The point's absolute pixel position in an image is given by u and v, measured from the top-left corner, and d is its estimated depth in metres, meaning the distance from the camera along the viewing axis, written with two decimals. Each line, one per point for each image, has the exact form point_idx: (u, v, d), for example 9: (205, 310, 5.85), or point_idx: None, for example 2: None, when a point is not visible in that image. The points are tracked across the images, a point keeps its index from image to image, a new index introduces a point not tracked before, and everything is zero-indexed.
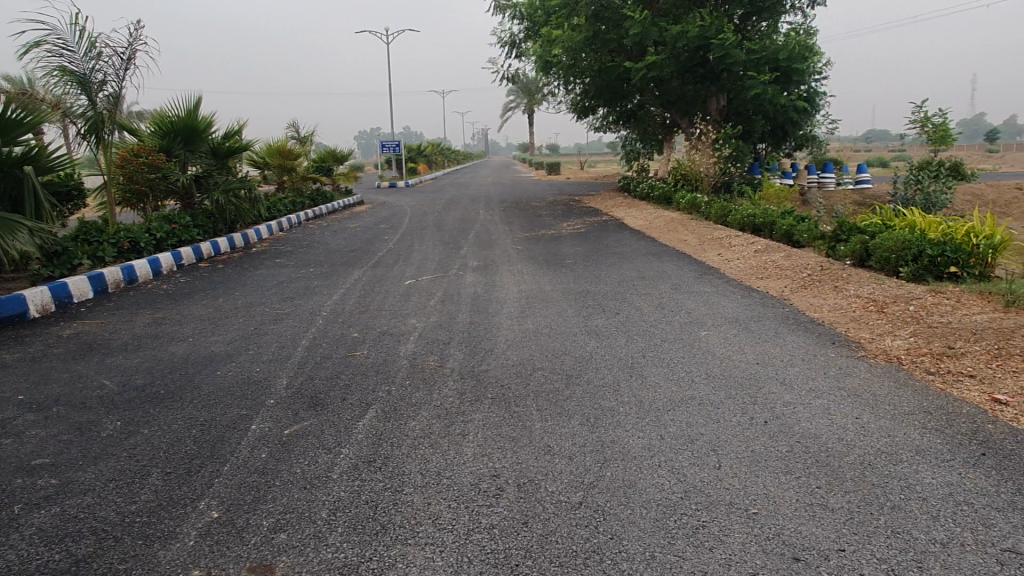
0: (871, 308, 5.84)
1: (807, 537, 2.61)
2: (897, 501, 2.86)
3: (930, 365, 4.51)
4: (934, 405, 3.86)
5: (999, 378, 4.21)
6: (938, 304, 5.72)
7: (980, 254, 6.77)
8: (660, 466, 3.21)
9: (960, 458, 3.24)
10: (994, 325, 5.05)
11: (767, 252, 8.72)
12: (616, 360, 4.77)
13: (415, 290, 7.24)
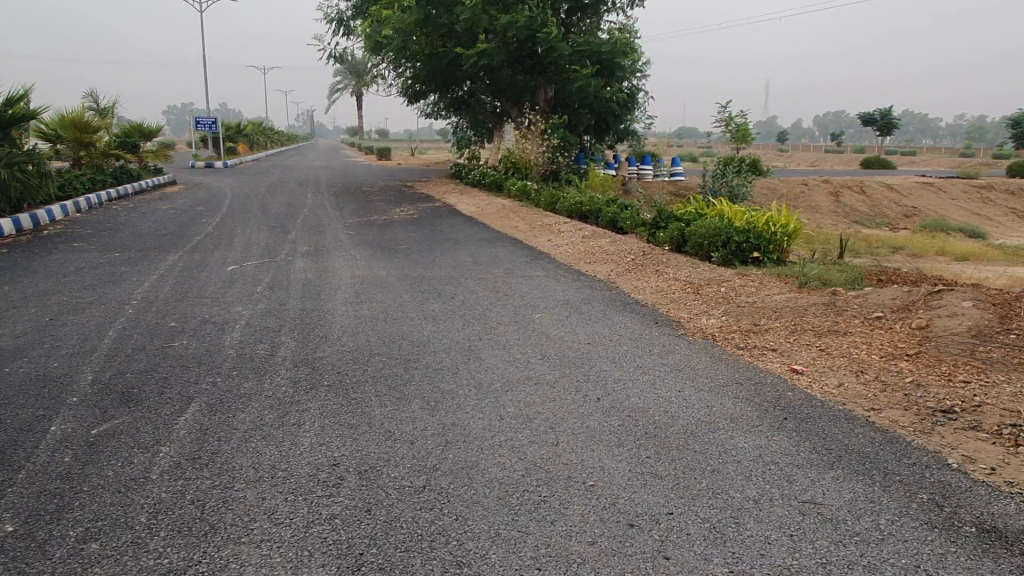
0: (687, 290, 6.31)
1: (640, 504, 2.77)
2: (716, 465, 3.11)
3: (739, 340, 4.96)
4: (743, 376, 4.24)
5: (796, 350, 4.72)
6: (744, 286, 6.30)
7: (778, 241, 7.57)
8: (501, 445, 3.26)
9: (767, 423, 3.58)
10: (791, 304, 5.65)
11: (594, 238, 9.13)
12: (454, 343, 4.78)
13: (239, 276, 6.81)
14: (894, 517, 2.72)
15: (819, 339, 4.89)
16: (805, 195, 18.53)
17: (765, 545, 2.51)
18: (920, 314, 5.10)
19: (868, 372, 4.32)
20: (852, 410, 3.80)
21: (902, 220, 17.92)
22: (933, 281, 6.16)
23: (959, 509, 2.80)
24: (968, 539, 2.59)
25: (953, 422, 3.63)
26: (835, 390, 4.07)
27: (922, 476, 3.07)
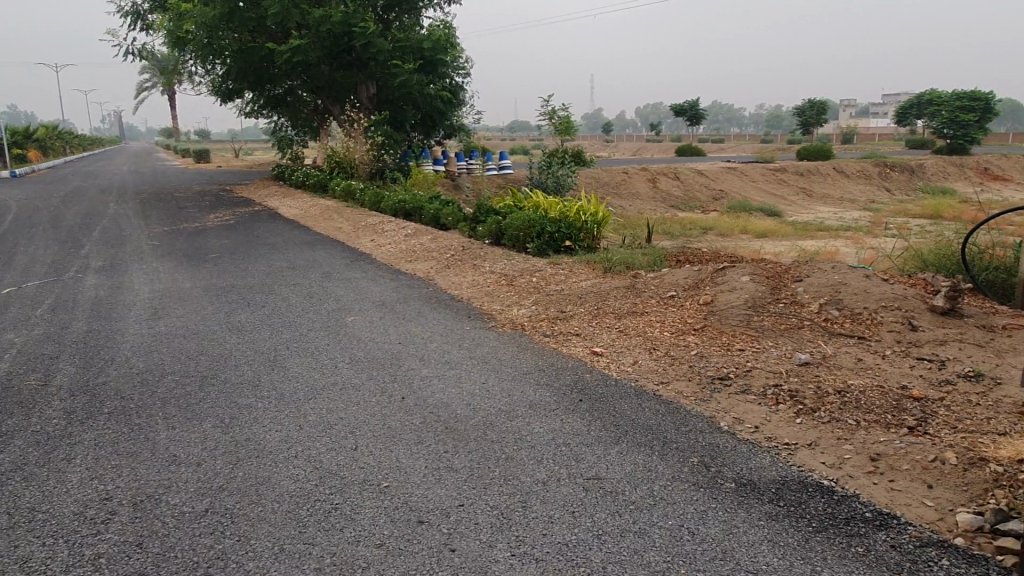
0: (502, 283, 6.45)
1: (431, 500, 2.80)
2: (511, 452, 3.21)
3: (546, 328, 5.15)
4: (547, 363, 4.42)
5: (597, 333, 4.97)
6: (555, 275, 6.54)
7: (587, 228, 7.97)
8: (296, 456, 3.17)
9: (563, 406, 3.75)
10: (596, 289, 5.95)
11: (416, 236, 9.12)
12: (257, 355, 4.59)
13: (15, 299, 6.12)
14: (667, 482, 2.94)
15: (618, 321, 5.18)
16: (625, 182, 19.49)
17: (548, 524, 2.62)
18: (706, 291, 5.55)
19: (659, 348, 4.63)
20: (642, 385, 4.07)
21: (710, 203, 19.40)
22: (721, 259, 6.72)
23: (723, 467, 3.08)
24: (726, 494, 2.85)
25: (728, 388, 3.97)
26: (629, 367, 4.34)
27: (695, 440, 3.34)
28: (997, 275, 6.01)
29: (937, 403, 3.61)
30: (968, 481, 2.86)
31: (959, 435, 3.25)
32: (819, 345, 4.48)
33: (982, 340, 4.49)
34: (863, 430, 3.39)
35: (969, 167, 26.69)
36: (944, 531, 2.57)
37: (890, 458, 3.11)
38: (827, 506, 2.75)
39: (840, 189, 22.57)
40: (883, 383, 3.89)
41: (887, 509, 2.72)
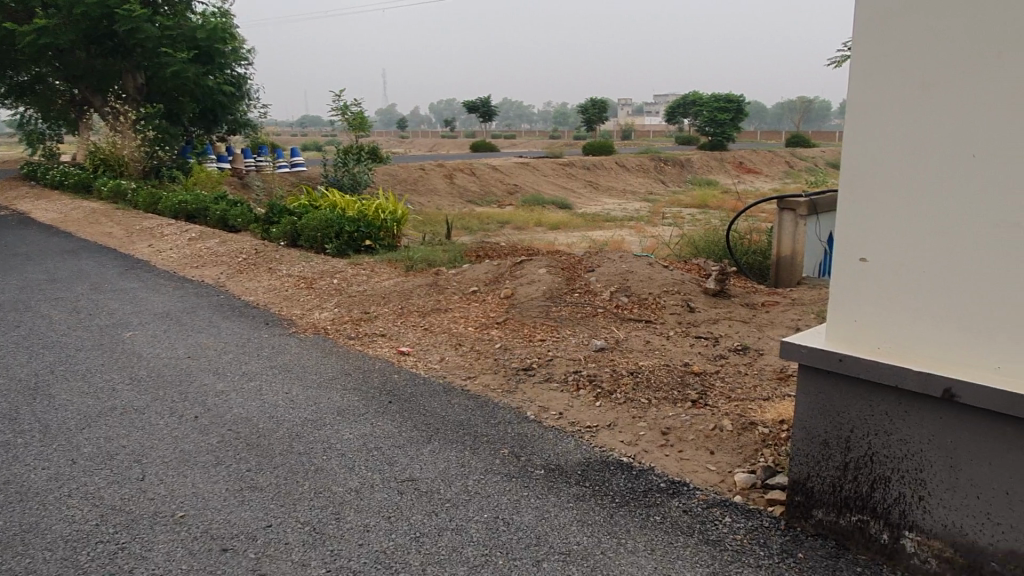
0: (301, 286, 6.18)
1: (234, 524, 2.61)
2: (320, 463, 3.09)
3: (350, 330, 5.02)
4: (353, 366, 4.30)
5: (403, 333, 4.93)
6: (357, 276, 6.40)
7: (387, 227, 7.88)
8: (70, 495, 2.80)
9: (372, 409, 3.67)
10: (399, 288, 5.91)
11: (202, 239, 8.46)
12: (13, 383, 4.00)
13: None
14: (481, 476, 2.98)
15: (423, 319, 5.18)
16: (424, 178, 19.48)
17: (363, 534, 2.55)
18: (506, 284, 5.71)
19: (465, 343, 4.69)
20: (451, 381, 4.09)
21: (506, 198, 20.02)
22: (519, 252, 6.96)
23: (533, 455, 3.18)
24: (536, 481, 2.95)
25: (533, 377, 4.12)
26: (437, 365, 4.35)
27: (505, 432, 3.42)
28: (755, 259, 6.83)
29: (713, 376, 4.02)
30: (742, 444, 3.22)
31: (733, 404, 3.64)
32: (612, 330, 4.79)
33: (746, 317, 5.08)
34: (654, 407, 3.68)
35: (727, 161, 29.98)
36: (726, 491, 2.86)
37: (678, 430, 3.40)
38: (627, 481, 2.95)
39: (622, 182, 24.32)
40: (668, 361, 4.26)
41: (678, 477, 2.98)
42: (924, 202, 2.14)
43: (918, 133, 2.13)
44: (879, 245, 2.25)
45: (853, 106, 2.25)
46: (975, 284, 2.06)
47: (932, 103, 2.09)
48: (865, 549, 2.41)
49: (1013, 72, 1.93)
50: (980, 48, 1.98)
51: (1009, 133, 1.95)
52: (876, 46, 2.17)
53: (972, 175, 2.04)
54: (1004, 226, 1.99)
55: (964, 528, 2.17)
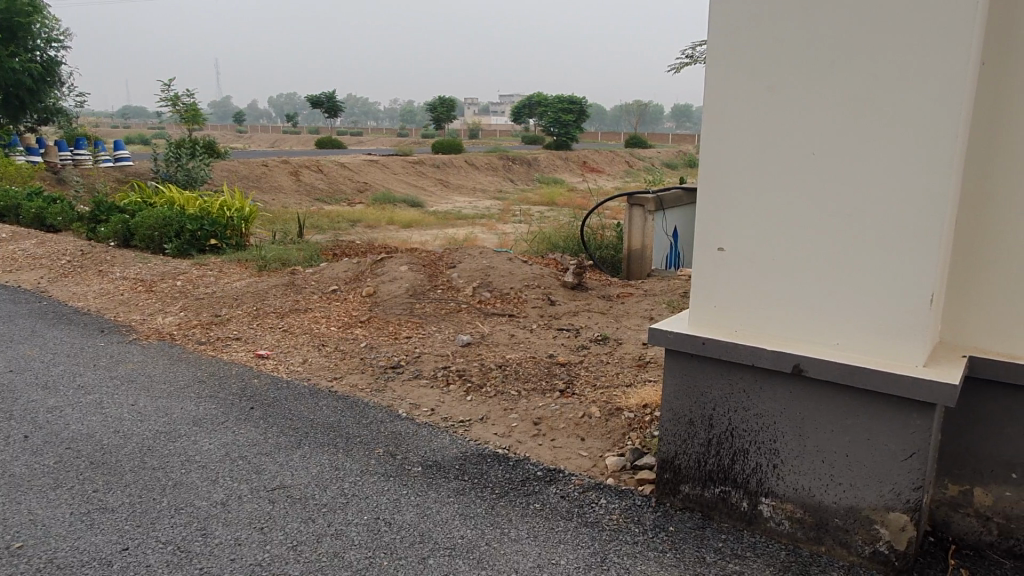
0: (139, 289, 5.70)
1: (84, 551, 2.36)
2: (179, 478, 2.87)
3: (200, 335, 4.70)
4: (207, 373, 4.03)
5: (260, 335, 4.69)
6: (203, 277, 6.02)
7: (234, 225, 7.45)
8: None
9: (233, 417, 3.46)
10: (251, 289, 5.61)
11: (14, 240, 7.56)
12: None
13: None
14: (356, 478, 2.90)
15: (281, 320, 4.95)
16: (266, 174, 18.58)
17: (235, 548, 2.40)
18: (367, 283, 5.58)
19: (328, 343, 4.54)
20: (316, 383, 3.94)
21: (356, 195, 19.58)
22: (377, 250, 6.83)
23: (408, 453, 3.14)
24: (415, 478, 2.91)
25: (402, 375, 4.06)
26: (299, 367, 4.17)
27: (377, 431, 3.35)
28: (608, 253, 7.15)
29: (578, 366, 4.17)
30: (610, 429, 3.36)
31: (599, 391, 3.79)
32: (477, 325, 4.83)
33: (604, 308, 5.31)
34: (525, 398, 3.75)
35: (571, 161, 31.11)
36: (599, 475, 2.98)
37: (549, 419, 3.50)
38: (505, 472, 2.99)
39: (472, 180, 24.52)
40: (534, 354, 4.36)
41: (553, 465, 3.06)
42: (772, 197, 2.34)
43: (766, 133, 2.32)
44: (733, 236, 2.44)
45: (709, 106, 2.41)
46: (816, 269, 2.29)
47: (779, 105, 2.28)
48: (727, 518, 2.60)
49: (845, 78, 2.14)
50: (817, 57, 2.18)
51: (843, 134, 2.17)
52: (729, 52, 2.34)
53: (814, 172, 2.24)
54: (841, 218, 2.22)
55: (811, 490, 2.40)
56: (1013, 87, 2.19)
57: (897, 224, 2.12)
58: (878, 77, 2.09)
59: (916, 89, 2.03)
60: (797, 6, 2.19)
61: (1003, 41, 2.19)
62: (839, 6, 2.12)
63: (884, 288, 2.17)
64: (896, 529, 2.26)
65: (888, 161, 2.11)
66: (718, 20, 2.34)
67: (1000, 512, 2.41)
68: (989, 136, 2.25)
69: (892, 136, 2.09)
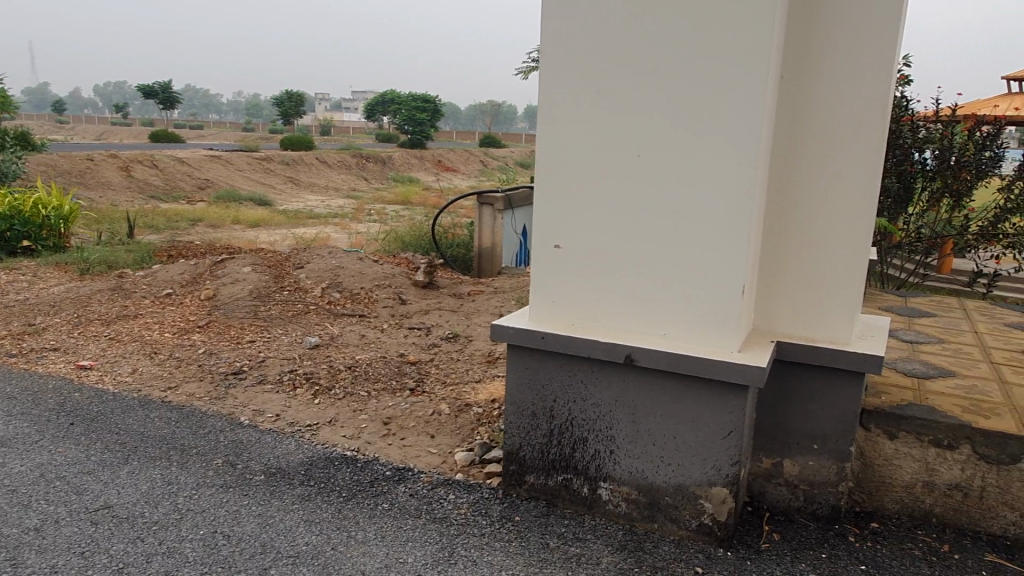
0: None
1: None
2: None
3: (11, 347, 4.25)
4: (18, 388, 3.65)
5: (82, 345, 4.31)
6: (13, 283, 5.45)
7: (51, 225, 6.82)
8: None
9: (49, 435, 3.16)
10: (72, 294, 5.15)
11: None
12: None
13: None
14: (192, 492, 2.75)
15: (106, 328, 4.57)
16: (92, 170, 17.07)
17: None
18: (205, 286, 5.29)
19: (162, 351, 4.26)
20: (147, 394, 3.69)
21: (196, 192, 18.45)
22: (217, 251, 6.48)
23: (250, 461, 3.02)
24: (257, 487, 2.80)
25: (244, 381, 3.89)
26: (128, 377, 3.88)
27: (215, 441, 3.19)
28: (459, 252, 7.22)
29: (428, 364, 4.18)
30: (460, 425, 3.41)
31: (448, 388, 3.82)
32: (326, 326, 4.71)
33: (455, 306, 5.36)
34: (374, 398, 3.71)
35: (426, 160, 31.04)
36: (448, 471, 3.01)
37: (398, 419, 3.48)
38: (353, 474, 2.94)
39: (324, 178, 23.83)
40: (384, 353, 4.32)
41: (402, 464, 3.05)
42: (605, 197, 2.45)
43: (596, 137, 2.43)
44: (568, 233, 2.54)
45: (543, 108, 2.50)
46: (645, 264, 2.43)
47: (608, 109, 2.39)
48: (570, 504, 2.72)
49: (666, 85, 2.29)
50: (642, 65, 2.31)
51: (666, 137, 2.32)
52: (561, 57, 2.43)
53: (640, 173, 2.38)
54: (665, 216, 2.37)
55: (644, 472, 2.55)
56: (810, 98, 2.43)
57: (714, 222, 2.30)
58: (694, 86, 2.24)
59: (727, 98, 2.20)
60: (622, 17, 2.31)
61: (800, 58, 2.42)
62: (660, 18, 2.25)
63: (704, 280, 2.35)
64: (717, 502, 2.46)
65: (704, 164, 2.27)
66: (550, 25, 2.42)
67: (805, 480, 2.69)
68: (792, 141, 2.49)
69: (707, 141, 2.26)
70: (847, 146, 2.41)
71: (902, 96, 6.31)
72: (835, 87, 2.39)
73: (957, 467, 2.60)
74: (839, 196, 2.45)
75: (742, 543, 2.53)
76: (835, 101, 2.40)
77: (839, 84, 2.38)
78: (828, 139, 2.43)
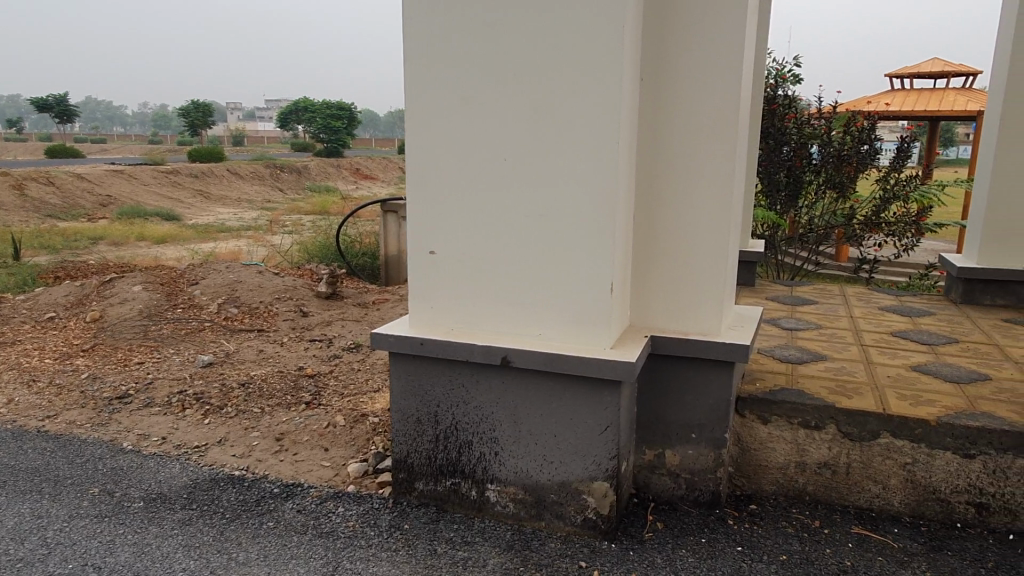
0: None
1: None
2: None
3: None
4: None
5: None
6: None
7: None
8: None
9: None
10: None
11: None
12: None
13: None
14: (62, 525, 2.62)
15: None
16: None
17: None
18: (92, 308, 5.05)
19: (41, 378, 4.04)
20: (21, 425, 3.49)
21: (98, 209, 17.63)
22: (108, 271, 6.19)
23: (129, 488, 2.90)
24: (135, 515, 2.70)
25: (130, 405, 3.73)
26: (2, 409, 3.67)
27: (92, 470, 3.05)
28: (364, 261, 7.23)
29: (326, 376, 4.12)
30: (355, 435, 3.37)
31: (345, 400, 3.77)
32: (221, 343, 4.57)
33: (358, 316, 5.31)
34: (267, 415, 3.62)
35: (343, 168, 30.58)
36: (339, 484, 2.96)
37: (291, 434, 3.41)
38: (239, 494, 2.87)
39: (236, 190, 23.16)
40: (282, 368, 4.22)
41: (292, 480, 2.99)
42: (476, 202, 2.48)
43: (464, 144, 2.45)
44: (442, 240, 2.56)
45: (411, 116, 2.50)
46: (517, 266, 2.47)
47: (474, 116, 2.42)
48: (460, 508, 2.72)
49: (527, 91, 2.33)
50: (502, 70, 2.34)
51: (529, 141, 2.36)
52: (425, 65, 2.44)
53: (507, 177, 2.42)
54: (533, 218, 2.41)
55: (529, 471, 2.59)
56: (668, 100, 2.51)
57: (579, 222, 2.35)
58: (553, 91, 2.29)
59: (584, 101, 2.25)
60: (482, 25, 2.33)
61: (659, 61, 2.50)
62: (517, 25, 2.29)
63: (573, 280, 2.40)
64: (599, 495, 2.51)
65: (568, 168, 2.32)
66: (412, 31, 2.42)
67: (686, 469, 2.77)
68: (654, 142, 2.56)
69: (568, 145, 2.31)
70: (706, 145, 2.50)
71: (787, 95, 6.64)
72: (692, 89, 2.48)
73: (825, 447, 2.73)
74: (701, 194, 2.54)
75: (626, 534, 2.59)
76: (691, 102, 2.49)
77: (695, 87, 2.47)
78: (688, 139, 2.52)
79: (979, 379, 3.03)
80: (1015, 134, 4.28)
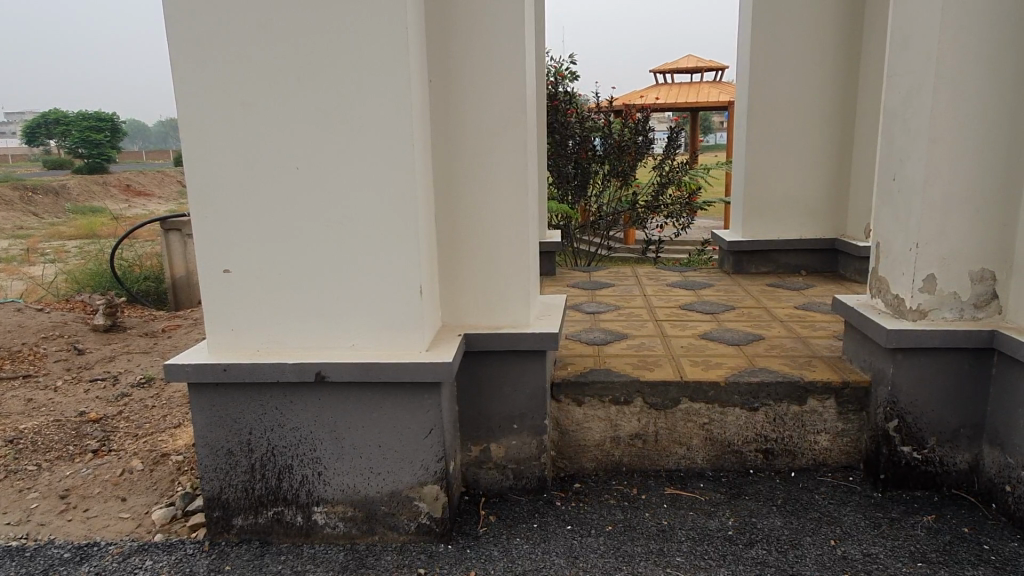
0: None
1: None
2: None
3: None
4: None
5: None
6: None
7: None
8: None
9: None
10: None
11: None
12: None
13: None
14: None
15: None
16: None
17: None
18: None
19: None
20: None
21: None
22: None
23: None
24: None
25: None
26: None
27: None
28: (147, 286, 6.78)
29: (115, 419, 3.69)
30: (156, 479, 3.07)
31: (141, 441, 3.42)
32: None
33: (147, 348, 4.83)
34: (47, 470, 3.17)
35: (111, 186, 27.67)
36: (145, 534, 2.67)
37: (79, 489, 3.01)
38: (20, 567, 2.47)
39: None
40: (59, 416, 3.72)
41: (84, 540, 2.64)
42: (267, 213, 2.34)
43: (247, 151, 2.30)
44: (235, 255, 2.39)
45: (183, 124, 2.29)
46: (321, 276, 2.37)
47: (255, 122, 2.27)
48: (285, 537, 2.57)
49: (311, 94, 2.23)
50: (281, 71, 2.22)
51: (319, 145, 2.27)
52: (193, 68, 2.24)
53: (300, 183, 2.30)
54: (332, 226, 2.32)
55: (355, 486, 2.50)
56: (454, 97, 2.54)
57: (381, 226, 2.30)
58: (340, 93, 2.22)
59: (374, 102, 2.21)
60: (256, 25, 2.20)
61: (444, 60, 2.51)
62: (294, 25, 2.18)
63: (380, 285, 2.35)
64: (431, 499, 2.50)
65: (363, 171, 2.27)
66: (175, 29, 2.21)
67: (512, 459, 2.83)
68: (445, 140, 2.58)
69: (360, 147, 2.25)
70: (496, 141, 2.56)
71: (566, 91, 7.03)
72: (477, 86, 2.53)
73: (635, 419, 2.92)
74: (497, 188, 2.60)
75: (461, 533, 2.59)
76: (478, 99, 2.53)
77: (480, 83, 2.52)
78: (480, 136, 2.56)
79: (755, 340, 3.41)
80: (761, 120, 4.87)
